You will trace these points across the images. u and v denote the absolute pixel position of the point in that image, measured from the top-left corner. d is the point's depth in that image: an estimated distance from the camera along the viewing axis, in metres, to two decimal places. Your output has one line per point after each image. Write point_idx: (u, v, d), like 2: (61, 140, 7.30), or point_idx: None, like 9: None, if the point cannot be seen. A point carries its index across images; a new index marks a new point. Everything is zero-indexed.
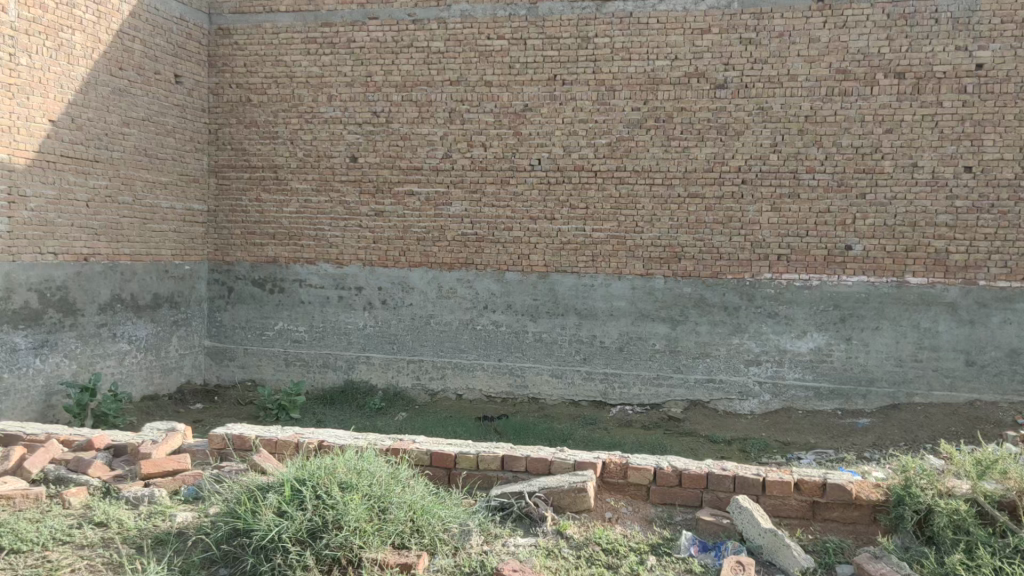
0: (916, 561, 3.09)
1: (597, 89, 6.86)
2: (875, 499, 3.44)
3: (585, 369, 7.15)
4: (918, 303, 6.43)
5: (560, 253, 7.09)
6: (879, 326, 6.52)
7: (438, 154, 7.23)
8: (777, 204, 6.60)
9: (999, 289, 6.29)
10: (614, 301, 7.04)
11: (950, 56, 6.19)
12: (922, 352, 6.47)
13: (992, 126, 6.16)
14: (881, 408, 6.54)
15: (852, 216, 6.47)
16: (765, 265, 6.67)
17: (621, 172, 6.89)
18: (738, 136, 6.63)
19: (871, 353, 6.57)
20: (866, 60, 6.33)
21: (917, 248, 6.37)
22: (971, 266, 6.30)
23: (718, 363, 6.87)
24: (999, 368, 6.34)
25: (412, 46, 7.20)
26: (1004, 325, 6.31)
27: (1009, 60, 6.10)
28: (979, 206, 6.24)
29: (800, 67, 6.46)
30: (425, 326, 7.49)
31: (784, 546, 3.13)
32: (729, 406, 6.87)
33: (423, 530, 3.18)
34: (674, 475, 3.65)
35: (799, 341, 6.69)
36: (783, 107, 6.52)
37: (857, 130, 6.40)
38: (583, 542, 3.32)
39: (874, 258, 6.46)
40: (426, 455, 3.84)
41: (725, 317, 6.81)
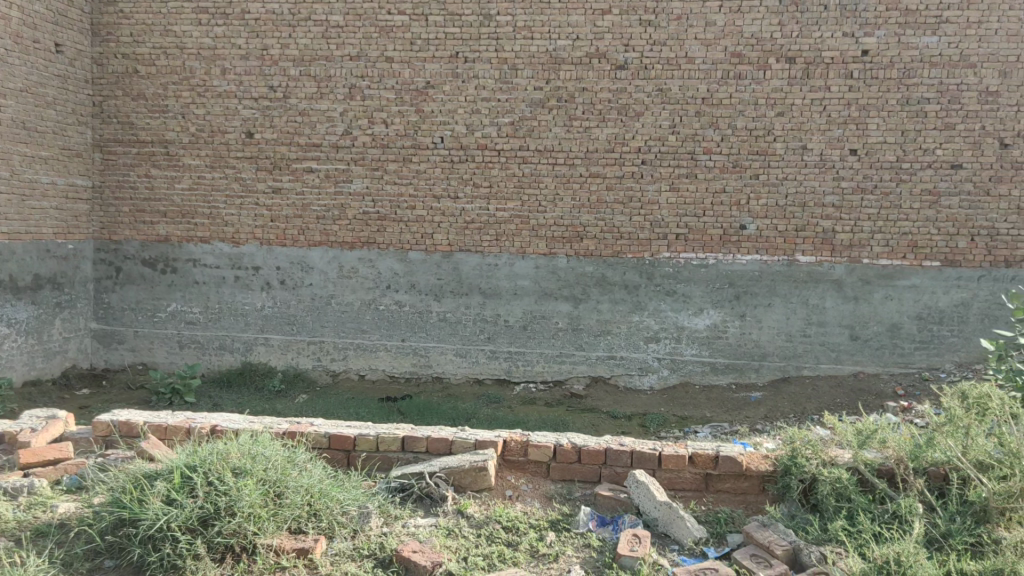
0: (801, 528, 3.24)
1: (499, 68, 6.83)
2: (764, 470, 3.57)
3: (489, 348, 7.18)
4: (807, 281, 6.69)
5: (464, 232, 7.07)
6: (771, 303, 6.76)
7: (339, 130, 7.07)
8: (676, 184, 6.74)
9: (881, 267, 6.59)
10: (517, 281, 7.07)
11: (838, 42, 6.41)
12: (811, 327, 6.75)
13: (876, 111, 6.43)
14: (772, 381, 6.81)
15: (746, 197, 6.66)
16: (664, 244, 6.82)
17: (524, 151, 6.90)
18: (638, 117, 6.72)
19: (763, 329, 6.81)
20: (759, 44, 6.51)
21: (806, 228, 6.62)
22: (855, 245, 6.59)
23: (619, 340, 7.01)
24: (881, 342, 6.68)
25: (310, 19, 6.98)
26: (885, 301, 6.63)
27: (893, 47, 6.35)
28: (864, 186, 6.52)
29: (697, 50, 6.59)
30: (326, 307, 7.37)
31: (678, 518, 3.23)
32: (630, 382, 7.02)
33: (321, 514, 3.16)
34: (574, 452, 3.70)
35: (695, 318, 6.89)
36: (680, 88, 6.64)
37: (751, 113, 6.58)
38: (483, 521, 3.33)
39: (767, 237, 6.68)
40: (324, 437, 3.78)
41: (626, 295, 6.93)
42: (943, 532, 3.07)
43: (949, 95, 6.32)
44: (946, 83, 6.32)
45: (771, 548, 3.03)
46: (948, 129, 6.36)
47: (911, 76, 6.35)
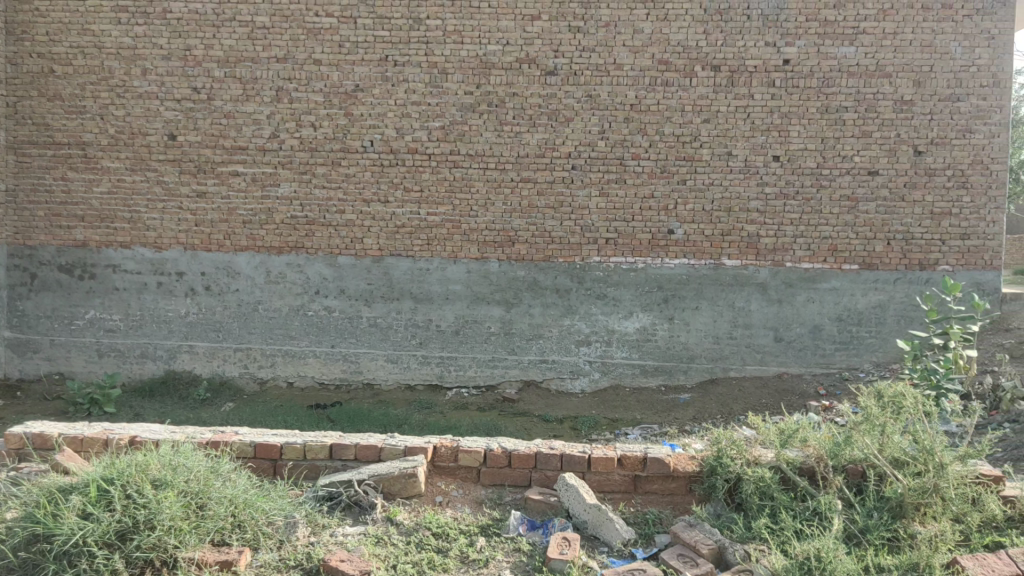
0: (726, 527, 3.31)
1: (429, 72, 6.81)
2: (691, 470, 3.63)
3: (421, 353, 7.15)
4: (732, 284, 6.83)
5: (394, 236, 7.01)
6: (699, 306, 6.89)
7: (266, 133, 6.95)
8: (605, 189, 6.81)
9: (803, 271, 6.77)
10: (449, 285, 7.05)
11: (761, 51, 6.58)
12: (737, 329, 6.90)
13: (797, 119, 6.61)
14: (700, 383, 6.94)
15: (674, 202, 6.78)
16: (594, 249, 6.88)
17: (454, 155, 6.89)
18: (568, 122, 6.78)
19: (691, 332, 6.94)
20: (685, 52, 6.63)
21: (731, 232, 6.77)
22: (778, 249, 6.76)
23: (550, 344, 7.05)
24: (803, 343, 6.87)
25: (235, 19, 6.84)
26: (807, 303, 6.82)
27: (813, 56, 6.55)
28: (786, 192, 6.69)
29: (625, 57, 6.68)
30: (252, 313, 7.23)
31: (607, 520, 3.26)
32: (562, 386, 7.06)
33: (245, 525, 3.09)
34: (504, 456, 3.70)
35: (625, 322, 6.97)
36: (609, 95, 6.72)
37: (678, 120, 6.70)
38: (412, 528, 3.31)
39: (693, 242, 6.80)
40: (250, 447, 3.71)
41: (558, 299, 6.98)
42: (861, 528, 3.17)
43: (866, 104, 6.54)
44: (864, 92, 6.53)
45: (698, 548, 3.08)
46: (865, 137, 6.58)
47: (830, 85, 6.55)
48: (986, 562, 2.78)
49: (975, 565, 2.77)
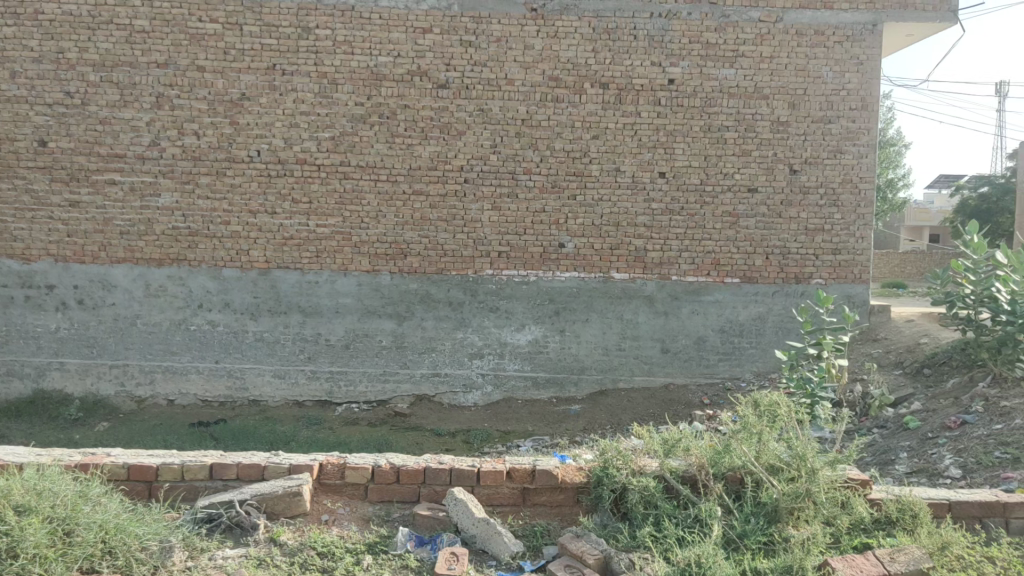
0: (612, 537, 3.37)
1: (318, 82, 6.71)
2: (578, 481, 3.67)
3: (310, 368, 7.00)
4: (621, 297, 6.99)
5: (282, 249, 6.85)
6: (589, 318, 7.01)
7: (145, 141, 6.69)
8: (497, 203, 6.85)
9: (688, 284, 6.98)
10: (339, 299, 6.93)
11: (647, 72, 6.78)
12: (626, 341, 7.06)
13: (682, 137, 6.83)
14: (590, 394, 7.06)
15: (565, 216, 6.88)
16: (486, 262, 6.91)
17: (345, 167, 6.79)
18: (460, 136, 6.79)
19: (582, 344, 7.05)
20: (574, 69, 6.77)
21: (620, 246, 6.92)
22: (665, 263, 6.95)
23: (443, 357, 7.03)
24: (689, 354, 7.08)
25: (112, 23, 6.58)
26: (692, 315, 7.03)
27: (696, 77, 6.79)
28: (671, 208, 6.90)
29: (517, 72, 6.76)
30: (130, 327, 6.93)
31: (495, 534, 3.26)
32: (454, 399, 7.05)
33: (116, 551, 2.92)
34: (392, 472, 3.63)
35: (517, 334, 7.02)
36: (501, 109, 6.78)
37: (569, 135, 6.81)
38: (297, 548, 3.22)
39: (583, 255, 6.92)
40: (123, 468, 3.54)
41: (450, 312, 6.97)
42: (739, 533, 3.27)
43: (745, 124, 6.81)
44: (743, 113, 6.81)
45: (584, 558, 3.11)
46: (745, 155, 6.85)
47: (712, 105, 6.80)
48: (854, 563, 2.92)
49: (844, 566, 2.90)
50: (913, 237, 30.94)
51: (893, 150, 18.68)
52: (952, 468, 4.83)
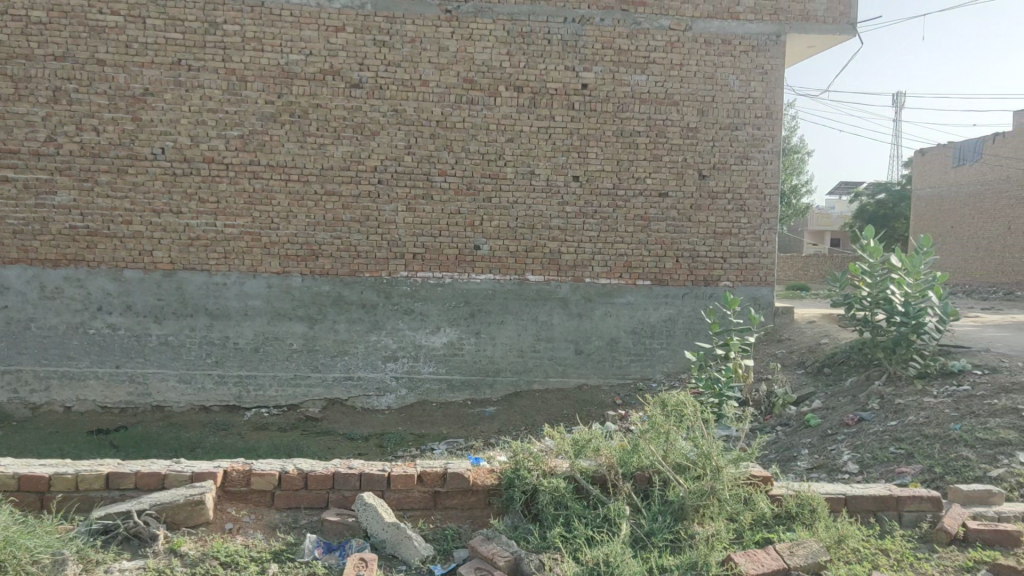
0: (522, 538, 3.37)
1: (227, 79, 6.54)
2: (490, 483, 3.66)
3: (217, 372, 6.81)
4: (536, 299, 7.03)
5: (188, 250, 6.65)
6: (504, 320, 7.03)
7: (41, 137, 6.42)
8: (411, 204, 6.80)
9: (602, 286, 7.07)
10: (248, 301, 6.77)
11: (561, 75, 6.85)
12: (540, 343, 7.11)
13: (595, 141, 6.92)
14: (505, 396, 7.08)
15: (480, 218, 6.88)
16: (400, 264, 6.85)
17: (254, 166, 6.64)
18: (373, 136, 6.72)
19: (496, 346, 7.07)
20: (489, 72, 6.78)
21: (535, 248, 6.96)
22: (579, 265, 7.02)
23: (356, 360, 6.94)
24: (602, 355, 7.17)
25: (6, 13, 6.30)
26: (605, 317, 7.13)
27: (608, 82, 6.89)
28: (585, 211, 6.97)
29: (431, 73, 6.73)
30: (23, 331, 6.64)
31: (405, 538, 3.24)
32: (367, 403, 6.97)
33: (6, 563, 2.77)
34: (300, 478, 3.56)
35: (432, 336, 6.99)
36: (415, 110, 6.74)
37: (483, 137, 6.82)
38: (198, 559, 3.12)
39: (498, 257, 6.94)
40: (12, 479, 3.38)
41: (363, 315, 6.89)
42: (647, 531, 3.32)
43: (656, 129, 6.95)
44: (654, 118, 6.94)
45: (494, 561, 3.10)
46: (656, 160, 6.98)
47: (624, 110, 6.91)
48: (756, 558, 2.99)
49: (746, 561, 2.98)
50: (817, 242, 32.14)
51: (798, 157, 19.36)
52: (849, 463, 5.03)
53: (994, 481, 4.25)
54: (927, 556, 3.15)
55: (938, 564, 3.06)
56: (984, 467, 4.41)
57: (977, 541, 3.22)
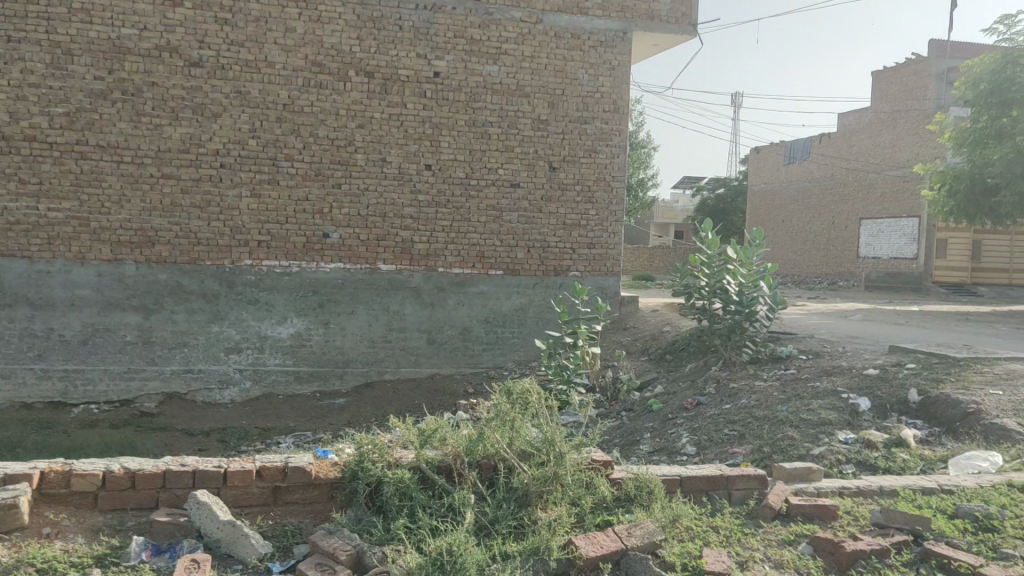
0: (366, 531, 3.29)
1: (51, 52, 6.11)
2: (333, 477, 3.51)
3: (40, 367, 6.37)
4: (387, 289, 6.94)
5: (6, 235, 6.20)
6: (354, 310, 6.91)
7: None
8: (257, 190, 6.55)
9: (454, 275, 7.07)
10: (76, 290, 6.34)
11: (412, 62, 6.78)
12: (391, 333, 7.03)
13: (447, 130, 6.90)
14: (355, 387, 6.95)
15: (329, 206, 6.71)
16: (244, 252, 6.59)
17: (82, 146, 6.23)
18: (215, 118, 6.43)
19: (347, 336, 6.94)
20: (338, 56, 6.63)
21: (387, 237, 6.87)
22: (431, 255, 6.99)
23: (196, 353, 6.64)
24: (454, 345, 7.18)
25: None
26: (457, 306, 7.13)
27: (461, 71, 6.88)
28: (438, 200, 6.94)
29: (277, 55, 6.51)
30: None
31: (242, 536, 3.11)
32: (209, 397, 6.68)
33: None
34: (126, 477, 3.33)
35: (278, 327, 6.78)
36: (260, 92, 6.50)
37: (333, 123, 6.66)
38: (10, 567, 2.89)
39: (349, 246, 6.80)
40: None
41: (204, 305, 6.58)
42: (490, 519, 3.32)
43: (508, 120, 7.00)
44: (506, 109, 6.99)
45: (335, 555, 3.02)
46: (508, 151, 7.03)
47: (476, 100, 6.92)
48: (596, 540, 3.07)
49: (586, 543, 3.04)
50: (662, 234, 33.45)
51: (646, 152, 20.03)
52: (687, 446, 5.26)
53: (815, 459, 4.55)
54: (754, 531, 3.33)
55: (763, 539, 3.24)
56: (807, 446, 4.72)
57: (799, 516, 3.43)
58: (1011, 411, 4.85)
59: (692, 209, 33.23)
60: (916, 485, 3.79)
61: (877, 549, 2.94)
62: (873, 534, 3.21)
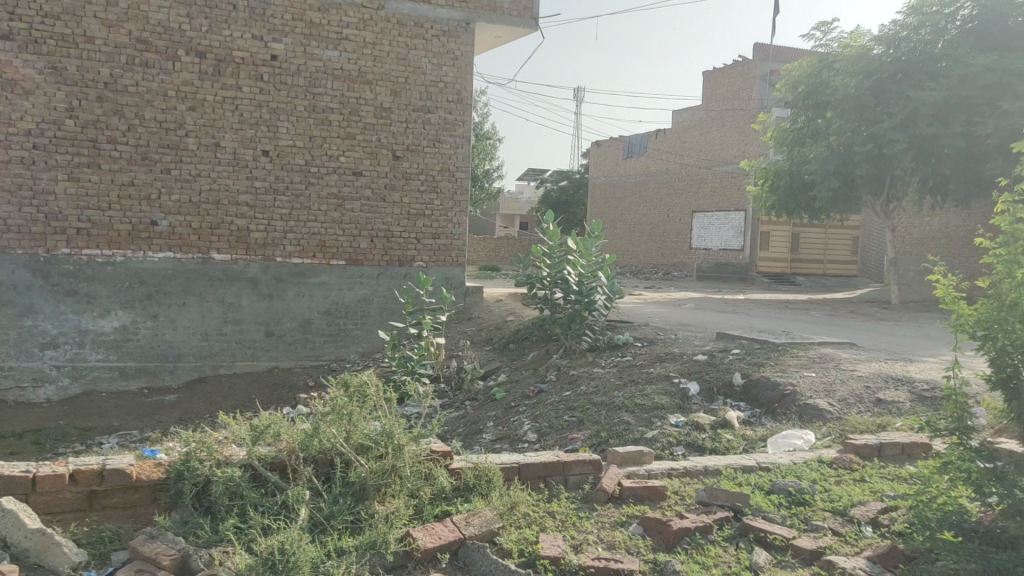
0: (191, 533, 3.02)
1: None
2: (156, 479, 3.19)
3: None
4: (221, 279, 6.65)
5: None
6: (185, 302, 6.57)
7: None
8: (75, 173, 6.13)
9: (293, 266, 6.85)
10: None
11: (247, 44, 6.52)
12: (226, 326, 6.75)
13: (285, 115, 6.68)
14: (187, 382, 6.63)
15: (157, 191, 6.36)
16: (62, 240, 6.14)
17: None
18: (27, 95, 5.98)
19: (178, 329, 6.60)
20: (165, 33, 6.30)
21: (221, 226, 6.58)
22: (269, 245, 6.75)
23: (6, 350, 6.17)
24: (293, 337, 6.97)
25: None
26: (297, 298, 6.92)
27: (299, 55, 6.68)
28: (276, 187, 6.71)
29: (97, 30, 6.12)
30: None
31: (54, 544, 2.81)
32: (21, 397, 6.21)
33: None
34: None
35: (101, 320, 6.37)
36: (79, 69, 6.10)
37: (160, 105, 6.32)
38: None
39: (179, 234, 6.45)
40: None
41: (14, 297, 6.11)
42: (327, 515, 3.16)
43: (349, 107, 6.85)
44: (347, 96, 6.85)
45: (157, 560, 2.79)
46: (350, 138, 6.89)
47: (316, 85, 6.74)
48: (433, 531, 3.05)
49: (423, 535, 3.02)
50: (507, 224, 33.85)
51: (490, 142, 20.17)
52: (528, 433, 5.35)
53: (649, 442, 4.74)
54: (588, 515, 3.42)
55: (596, 522, 3.33)
56: (641, 430, 4.91)
57: (630, 498, 3.56)
58: (823, 392, 5.24)
59: (536, 200, 33.90)
60: (737, 464, 4.01)
61: (701, 526, 3.08)
62: (698, 511, 3.37)
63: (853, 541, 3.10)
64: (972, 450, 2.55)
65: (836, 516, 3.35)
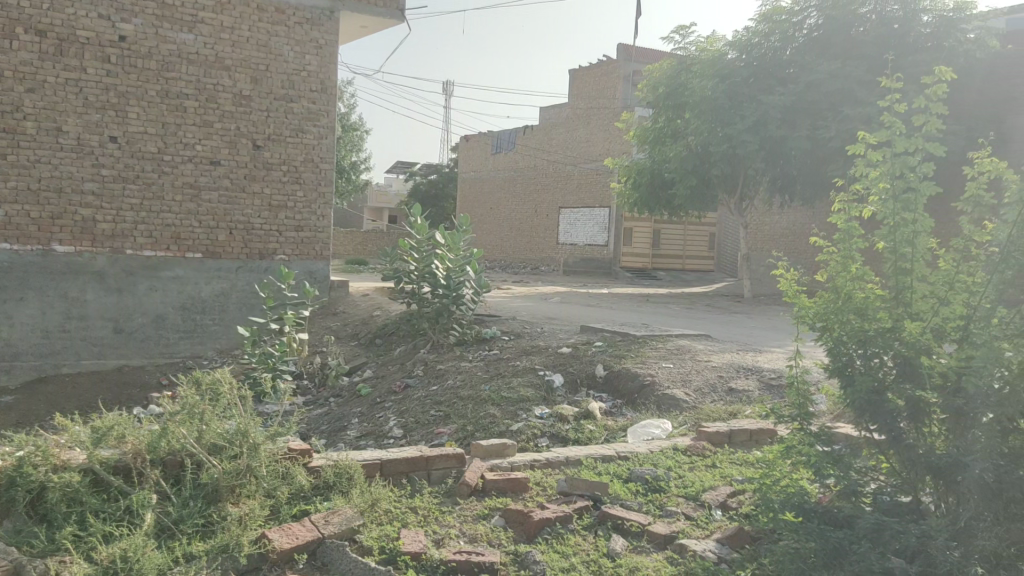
0: (24, 543, 2.74)
1: None
2: None
3: None
4: (64, 273, 6.26)
5: None
6: (23, 297, 6.18)
7: None
8: None
9: (144, 259, 6.51)
10: None
11: (94, 23, 6.19)
12: (70, 322, 6.37)
13: (135, 100, 6.36)
14: (26, 382, 6.20)
15: None
16: None
17: None
18: None
19: (15, 326, 6.20)
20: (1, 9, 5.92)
21: (63, 215, 6.21)
22: (117, 236, 6.39)
23: None
24: (145, 334, 6.64)
25: None
26: (150, 293, 6.58)
27: (151, 38, 6.38)
28: (125, 175, 6.37)
29: None
30: None
31: None
32: None
33: None
34: None
35: None
36: None
37: None
38: None
39: (15, 224, 6.07)
40: None
41: None
42: (175, 519, 2.94)
43: (205, 94, 6.59)
44: (203, 81, 6.58)
45: None
46: (206, 126, 6.62)
47: (169, 70, 6.46)
48: (291, 531, 2.92)
49: (279, 535, 2.89)
50: (376, 217, 33.41)
51: (358, 134, 19.89)
52: (394, 429, 5.30)
53: (514, 434, 4.78)
54: (451, 509, 3.33)
55: (459, 515, 3.26)
56: (506, 422, 4.95)
57: (492, 491, 3.51)
58: (680, 382, 5.44)
59: (406, 194, 33.68)
60: (597, 454, 4.10)
61: (560, 516, 3.10)
62: (559, 502, 3.40)
63: (704, 524, 3.23)
64: (813, 434, 2.66)
65: (689, 501, 3.48)
